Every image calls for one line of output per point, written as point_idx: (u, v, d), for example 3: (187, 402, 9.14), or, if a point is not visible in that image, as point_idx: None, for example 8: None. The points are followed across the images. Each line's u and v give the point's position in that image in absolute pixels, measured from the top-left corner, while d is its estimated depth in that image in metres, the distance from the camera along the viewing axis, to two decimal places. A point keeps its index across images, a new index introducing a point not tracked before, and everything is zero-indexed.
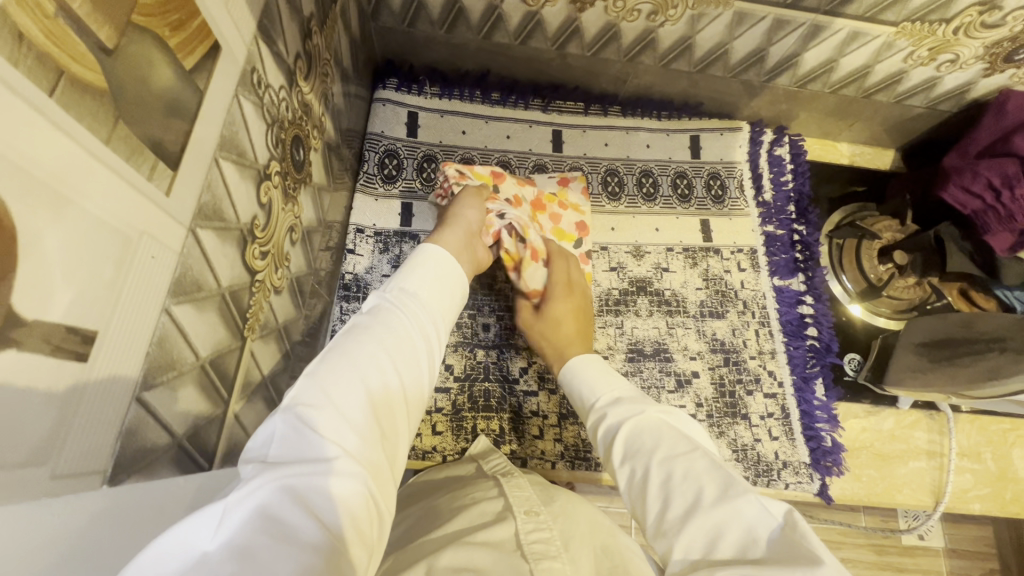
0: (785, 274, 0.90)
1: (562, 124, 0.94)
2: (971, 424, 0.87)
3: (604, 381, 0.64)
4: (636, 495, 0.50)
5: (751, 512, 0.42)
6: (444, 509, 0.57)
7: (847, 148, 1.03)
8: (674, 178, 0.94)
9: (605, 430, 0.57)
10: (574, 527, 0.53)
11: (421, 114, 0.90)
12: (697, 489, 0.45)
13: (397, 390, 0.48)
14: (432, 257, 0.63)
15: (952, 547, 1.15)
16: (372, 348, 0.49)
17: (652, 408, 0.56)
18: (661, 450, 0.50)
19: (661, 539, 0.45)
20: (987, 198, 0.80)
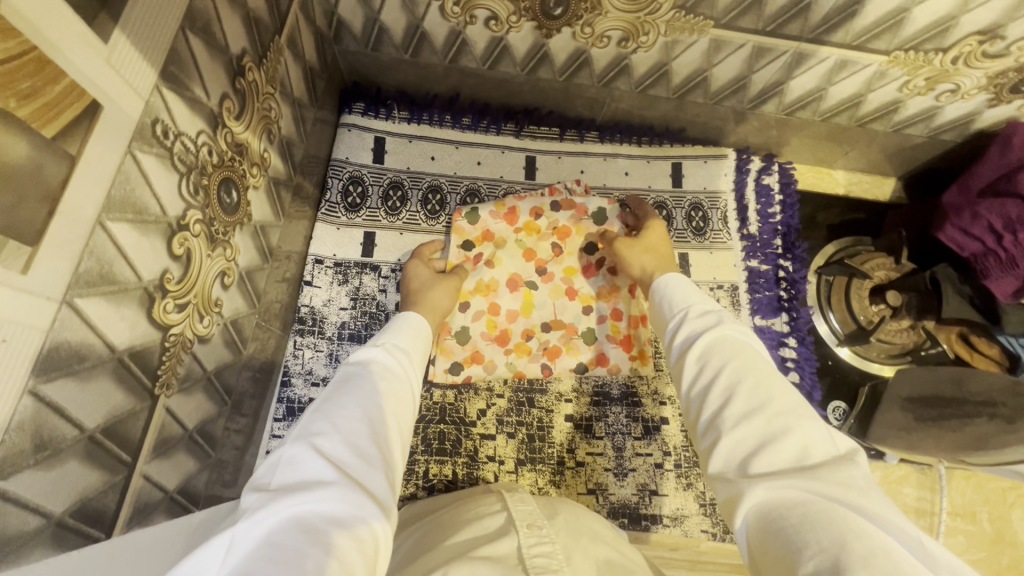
0: (767, 314, 0.84)
1: (535, 150, 0.90)
2: (967, 481, 0.81)
3: (688, 295, 0.58)
4: (698, 391, 0.47)
5: (817, 430, 0.41)
6: (451, 519, 0.55)
7: (843, 176, 0.96)
8: (652, 209, 0.90)
9: (682, 333, 0.53)
10: (581, 542, 0.50)
11: (388, 139, 0.87)
12: (769, 398, 0.43)
13: (398, 425, 0.47)
14: (406, 317, 0.63)
15: None
16: (368, 383, 0.49)
17: (733, 321, 0.51)
18: (741, 359, 0.46)
19: (711, 433, 0.44)
20: (988, 241, 0.74)
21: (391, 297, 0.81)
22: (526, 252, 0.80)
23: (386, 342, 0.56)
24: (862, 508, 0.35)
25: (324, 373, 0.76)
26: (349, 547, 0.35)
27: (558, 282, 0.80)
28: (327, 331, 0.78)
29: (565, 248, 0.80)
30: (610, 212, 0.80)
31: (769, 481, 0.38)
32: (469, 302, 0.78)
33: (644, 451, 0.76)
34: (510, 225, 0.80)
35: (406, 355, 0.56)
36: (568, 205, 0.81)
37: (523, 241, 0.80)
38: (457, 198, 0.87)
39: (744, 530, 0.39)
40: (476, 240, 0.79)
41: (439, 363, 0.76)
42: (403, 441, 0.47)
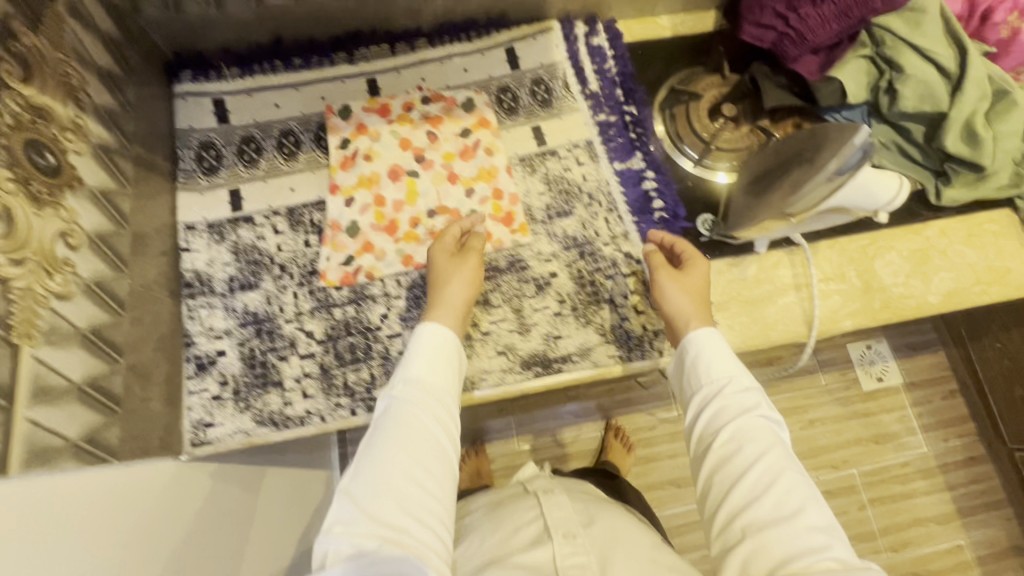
0: (624, 157, 0.91)
1: (373, 71, 0.93)
2: (831, 249, 0.90)
3: (729, 359, 0.65)
4: (724, 473, 0.57)
5: (846, 552, 0.49)
6: (496, 531, 0.72)
7: (667, 20, 1.03)
8: (498, 94, 0.94)
9: (714, 408, 0.62)
10: (611, 545, 0.66)
11: (226, 99, 0.88)
12: (787, 508, 0.52)
13: (421, 476, 0.55)
14: (433, 333, 0.66)
15: (911, 380, 1.58)
16: (387, 438, 0.57)
17: (767, 409, 0.61)
18: (774, 455, 0.56)
19: (736, 531, 0.53)
20: (779, 26, 0.81)
21: (271, 241, 0.84)
22: (402, 141, 0.85)
23: (416, 377, 0.63)
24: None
25: (224, 325, 0.79)
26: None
27: (440, 169, 0.85)
28: (217, 288, 0.81)
29: (440, 135, 0.86)
30: (479, 100, 0.88)
31: None
32: (354, 197, 0.83)
33: (541, 305, 0.83)
34: (382, 118, 0.85)
35: (422, 386, 0.62)
36: (438, 98, 0.87)
37: (396, 131, 0.85)
38: (310, 135, 0.89)
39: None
40: (350, 136, 0.84)
41: (333, 258, 0.82)
42: (439, 486, 0.55)
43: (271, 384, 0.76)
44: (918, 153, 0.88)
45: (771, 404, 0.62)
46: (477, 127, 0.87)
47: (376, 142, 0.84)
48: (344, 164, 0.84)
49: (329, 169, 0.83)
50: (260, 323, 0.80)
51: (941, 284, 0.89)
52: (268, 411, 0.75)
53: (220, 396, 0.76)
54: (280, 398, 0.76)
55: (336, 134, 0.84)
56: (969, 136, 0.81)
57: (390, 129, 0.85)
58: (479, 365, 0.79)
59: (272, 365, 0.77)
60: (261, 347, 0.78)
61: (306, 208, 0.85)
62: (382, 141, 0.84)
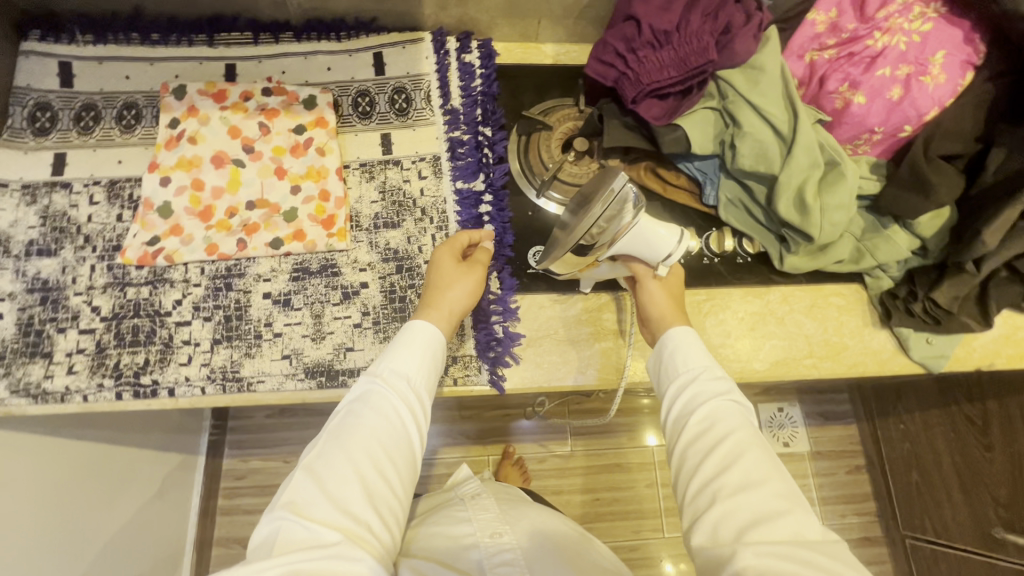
0: (467, 177, 0.89)
1: (232, 57, 0.92)
2: None
3: (703, 353, 0.67)
4: (689, 455, 0.60)
5: (809, 523, 0.52)
6: (429, 527, 0.80)
7: (551, 49, 1.02)
8: (355, 97, 0.93)
9: (687, 391, 0.64)
10: (534, 540, 0.76)
11: (74, 63, 0.88)
12: (772, 479, 0.55)
13: (374, 467, 0.57)
14: (411, 330, 0.68)
15: (817, 449, 1.52)
16: (361, 425, 0.59)
17: (738, 393, 0.64)
18: (740, 434, 0.59)
19: (706, 496, 0.56)
20: (618, 65, 0.79)
21: (83, 210, 0.82)
22: (232, 129, 0.83)
23: (389, 369, 0.64)
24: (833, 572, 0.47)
25: (10, 288, 0.77)
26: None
27: (268, 161, 0.84)
28: (13, 250, 0.79)
29: (273, 128, 0.84)
30: (321, 98, 0.86)
31: (758, 547, 0.49)
32: (172, 178, 0.82)
33: (343, 314, 0.80)
34: (216, 102, 0.84)
35: (407, 380, 0.64)
36: (280, 91, 0.86)
37: (228, 118, 0.83)
38: (152, 112, 0.88)
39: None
40: (180, 117, 0.83)
41: (139, 237, 0.80)
42: (394, 480, 0.58)
43: (39, 354, 0.74)
44: (762, 214, 0.86)
45: (739, 392, 0.65)
46: (314, 125, 0.86)
47: (206, 126, 0.83)
48: (168, 143, 0.82)
49: (152, 148, 0.82)
50: (48, 291, 0.78)
51: (770, 352, 0.86)
52: (26, 380, 0.73)
53: None
54: (43, 369, 0.73)
55: (166, 112, 0.83)
56: (799, 203, 0.78)
57: (223, 114, 0.84)
58: (260, 366, 0.76)
59: (46, 336, 0.75)
60: (41, 316, 0.76)
61: (128, 183, 0.84)
62: (212, 126, 0.83)
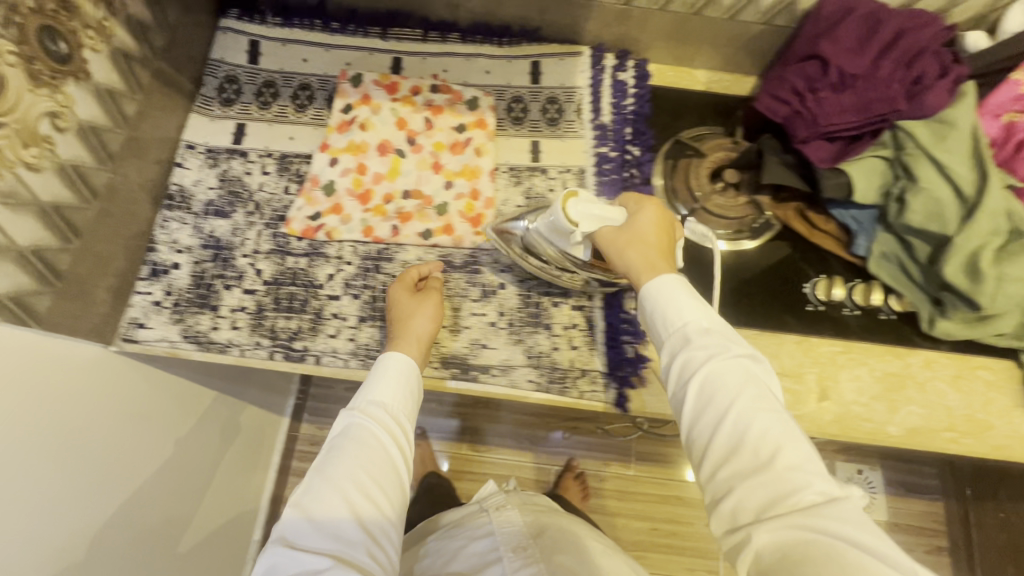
0: (612, 194, 0.90)
1: (400, 51, 0.96)
2: (797, 345, 0.85)
3: (682, 305, 0.62)
4: (697, 431, 0.57)
5: (826, 481, 0.51)
6: (465, 543, 0.90)
7: (703, 75, 1.01)
8: (509, 103, 0.95)
9: (681, 358, 0.59)
10: (556, 553, 0.83)
11: (262, 42, 0.95)
12: (782, 447, 0.52)
13: (361, 491, 0.60)
14: (391, 360, 0.70)
15: (897, 522, 1.42)
16: (346, 455, 0.62)
17: (734, 347, 0.59)
18: (745, 398, 0.55)
19: (722, 479, 0.53)
20: (794, 103, 0.78)
21: (256, 179, 0.88)
22: (400, 120, 0.88)
23: (361, 404, 0.68)
24: (880, 551, 0.45)
25: (188, 242, 0.84)
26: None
27: (427, 156, 0.88)
28: (194, 208, 0.86)
29: (437, 124, 0.88)
30: (485, 101, 0.89)
31: (771, 527, 0.49)
32: (339, 160, 0.87)
33: (480, 311, 0.83)
34: (388, 93, 0.88)
35: (383, 409, 0.67)
36: (447, 90, 0.90)
37: (398, 109, 0.88)
38: (324, 94, 0.94)
39: (766, 555, 0.48)
40: (354, 103, 0.88)
41: (303, 210, 0.86)
42: (385, 496, 0.61)
43: (208, 306, 0.80)
44: (919, 273, 0.81)
45: (736, 341, 0.60)
46: (474, 126, 0.89)
47: (376, 114, 0.88)
48: (340, 126, 0.87)
49: (325, 129, 0.88)
50: (219, 249, 0.84)
51: (907, 418, 0.81)
52: (196, 329, 0.79)
53: (160, 303, 0.80)
54: (210, 321, 0.80)
55: (342, 96, 0.88)
56: (970, 268, 0.73)
57: (393, 105, 0.89)
58: None
59: (215, 290, 0.82)
60: (212, 271, 0.83)
61: (297, 158, 0.90)
62: (382, 115, 0.88)
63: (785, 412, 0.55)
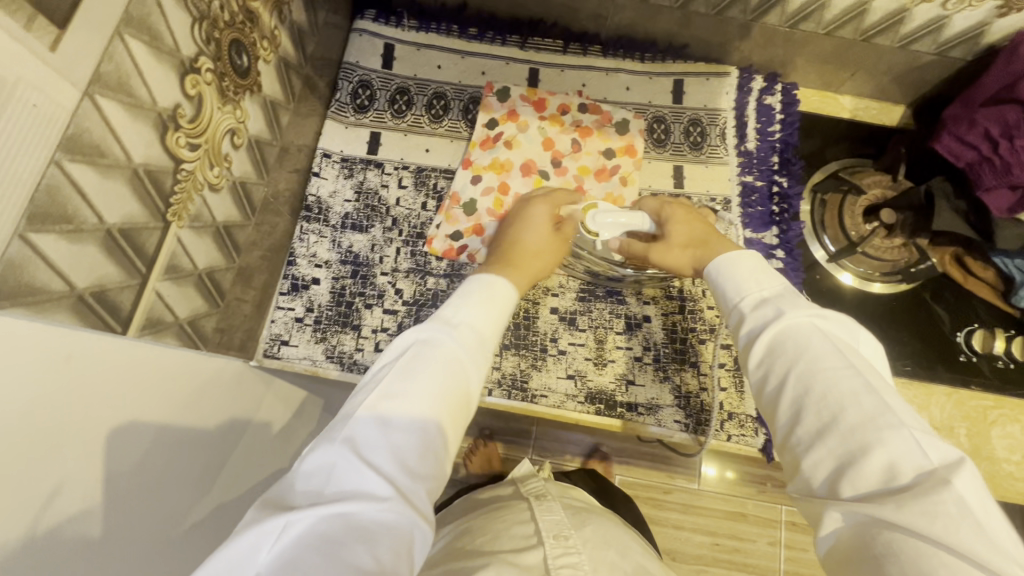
0: (758, 227, 0.86)
1: (539, 62, 0.92)
2: (948, 397, 0.81)
3: (755, 278, 0.59)
4: (768, 398, 0.53)
5: (905, 443, 0.43)
6: (484, 525, 0.67)
7: (849, 102, 0.97)
8: (651, 122, 0.91)
9: (746, 328, 0.57)
10: (603, 554, 0.60)
11: (397, 46, 0.91)
12: (846, 406, 0.46)
13: (409, 399, 0.47)
14: (481, 282, 0.62)
15: None
16: (432, 364, 0.50)
17: (793, 311, 0.54)
18: (804, 361, 0.51)
19: (790, 452, 0.49)
20: (983, 149, 0.74)
21: (393, 192, 0.85)
22: (547, 141, 0.86)
23: (448, 313, 0.57)
24: (947, 542, 0.37)
25: (327, 256, 0.81)
26: (400, 555, 0.38)
27: (571, 179, 0.85)
28: (331, 220, 0.83)
29: (584, 147, 0.86)
30: (634, 124, 0.87)
31: (845, 503, 0.42)
32: (482, 177, 0.84)
33: (624, 345, 0.80)
34: (536, 111, 0.86)
35: (473, 332, 0.56)
36: (595, 110, 0.87)
37: (545, 128, 0.86)
38: (460, 105, 0.90)
39: (832, 538, 0.43)
40: (500, 118, 0.86)
41: (444, 228, 0.83)
42: (454, 430, 0.49)
43: (349, 326, 0.79)
44: None
45: (797, 303, 0.56)
46: (622, 152, 0.86)
47: (522, 132, 0.86)
48: (484, 143, 0.85)
49: (469, 143, 0.85)
50: (358, 266, 0.82)
51: None
52: (338, 348, 0.78)
53: (301, 320, 0.78)
54: (353, 342, 0.78)
55: (489, 112, 0.86)
56: None
57: (539, 124, 0.87)
58: (546, 381, 0.78)
59: (356, 309, 0.79)
60: (352, 289, 0.80)
61: (434, 172, 0.87)
62: (528, 133, 0.86)
63: (857, 367, 0.49)
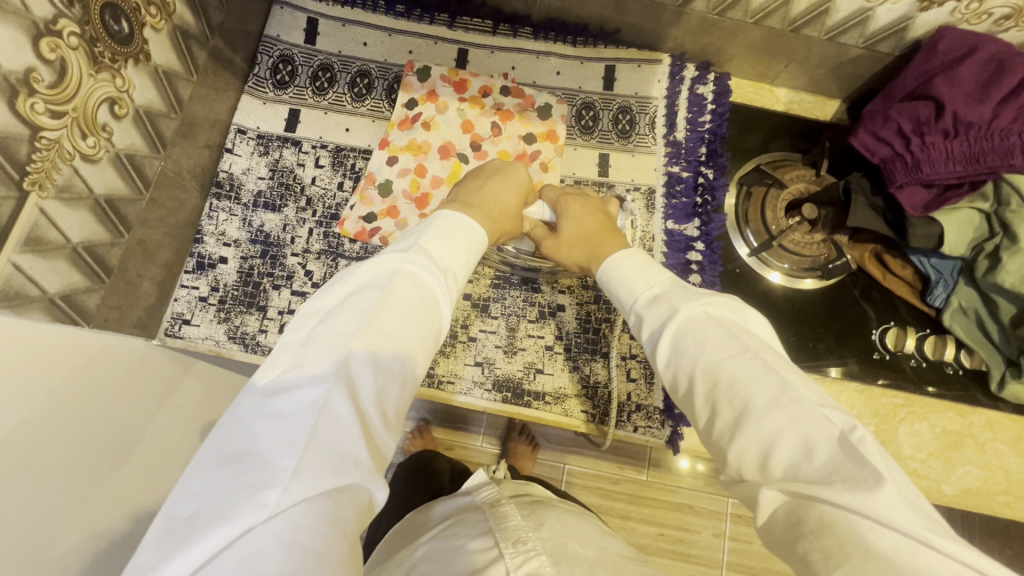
0: (681, 219, 0.85)
1: (467, 43, 0.90)
2: (859, 394, 0.82)
3: (646, 271, 0.59)
4: (684, 397, 0.52)
5: (814, 413, 0.43)
6: (447, 542, 0.64)
7: (784, 94, 0.95)
8: (580, 109, 0.89)
9: (646, 329, 0.56)
10: (561, 555, 0.59)
11: (321, 21, 0.88)
12: (753, 394, 0.46)
13: (380, 347, 0.47)
14: (458, 221, 0.59)
15: None
16: (404, 308, 0.50)
17: (684, 303, 0.54)
18: (706, 357, 0.50)
19: (719, 447, 0.48)
20: (896, 145, 0.73)
21: (309, 171, 0.83)
22: (466, 123, 0.85)
23: (427, 251, 0.55)
24: (866, 512, 0.37)
25: (236, 235, 0.80)
26: (359, 523, 0.40)
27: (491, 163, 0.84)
28: (243, 198, 0.81)
29: (504, 131, 0.85)
30: (556, 110, 0.87)
31: (777, 483, 0.42)
32: (398, 159, 0.83)
33: (536, 333, 0.79)
34: (456, 92, 0.86)
35: (447, 272, 0.55)
36: (517, 94, 0.87)
37: (464, 110, 0.85)
38: (384, 84, 0.88)
39: (771, 521, 0.43)
40: (419, 98, 0.85)
41: (357, 210, 0.81)
42: (414, 373, 0.50)
43: (255, 307, 0.77)
44: (997, 334, 0.77)
45: (683, 295, 0.55)
46: (544, 137, 0.86)
47: (442, 113, 0.85)
48: (402, 123, 0.84)
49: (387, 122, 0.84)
50: (268, 246, 0.80)
51: (964, 478, 0.79)
52: (242, 330, 0.76)
53: (205, 299, 0.77)
54: (258, 323, 0.77)
55: (408, 92, 0.85)
56: None
57: (460, 106, 0.86)
58: (453, 367, 0.77)
59: (263, 290, 0.78)
60: (260, 269, 0.79)
61: (352, 152, 0.85)
62: (448, 115, 0.85)
63: (754, 347, 0.48)
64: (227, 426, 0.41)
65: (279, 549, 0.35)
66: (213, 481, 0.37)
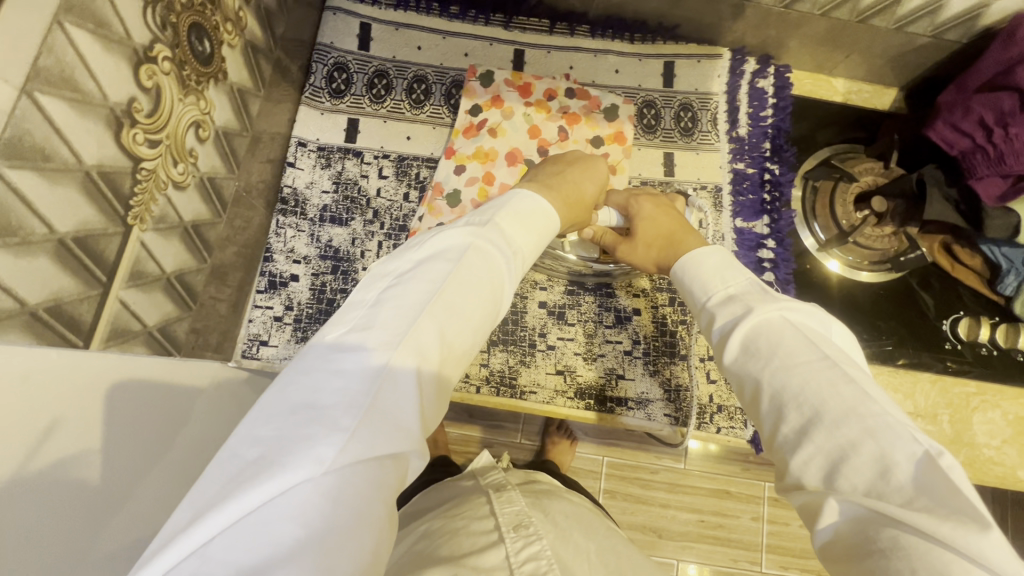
0: (749, 216, 0.85)
1: (524, 43, 0.88)
2: (932, 385, 0.82)
3: (725, 271, 0.56)
4: (748, 392, 0.48)
5: (896, 433, 0.39)
6: (440, 522, 0.63)
7: (842, 85, 0.94)
8: (641, 107, 0.88)
9: (719, 324, 0.52)
10: (560, 540, 0.58)
11: (374, 26, 0.85)
12: (825, 399, 0.42)
13: (447, 318, 0.42)
14: (533, 203, 0.55)
15: None
16: (474, 281, 0.45)
17: (762, 304, 0.50)
18: (778, 361, 0.46)
19: (778, 451, 0.44)
20: (978, 137, 0.73)
21: (373, 183, 0.82)
22: (533, 128, 0.83)
23: (502, 227, 0.51)
24: (952, 542, 0.34)
25: (305, 252, 0.78)
26: (397, 497, 0.36)
27: None
28: (309, 213, 0.79)
29: (572, 134, 0.84)
30: (623, 110, 0.85)
31: (846, 498, 0.39)
32: (466, 167, 0.81)
33: (613, 339, 0.79)
34: (521, 96, 0.84)
35: (516, 251, 0.51)
36: (582, 96, 0.86)
37: (530, 115, 0.83)
38: (442, 88, 0.86)
39: (829, 531, 0.40)
40: (483, 104, 0.83)
41: (427, 221, 0.79)
42: (467, 352, 0.46)
43: None
44: None
45: (763, 295, 0.52)
46: (611, 139, 0.84)
47: (507, 119, 0.83)
48: (467, 130, 0.82)
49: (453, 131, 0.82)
50: (338, 261, 0.78)
51: None
52: None
53: (280, 318, 0.75)
54: None
55: (473, 98, 0.83)
56: None
57: (525, 111, 0.84)
58: (534, 377, 0.77)
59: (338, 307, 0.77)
60: (333, 285, 0.77)
61: (416, 161, 0.83)
62: (514, 119, 0.83)
63: (832, 357, 0.44)
64: (293, 372, 0.37)
65: (324, 509, 0.31)
66: (279, 426, 0.33)
